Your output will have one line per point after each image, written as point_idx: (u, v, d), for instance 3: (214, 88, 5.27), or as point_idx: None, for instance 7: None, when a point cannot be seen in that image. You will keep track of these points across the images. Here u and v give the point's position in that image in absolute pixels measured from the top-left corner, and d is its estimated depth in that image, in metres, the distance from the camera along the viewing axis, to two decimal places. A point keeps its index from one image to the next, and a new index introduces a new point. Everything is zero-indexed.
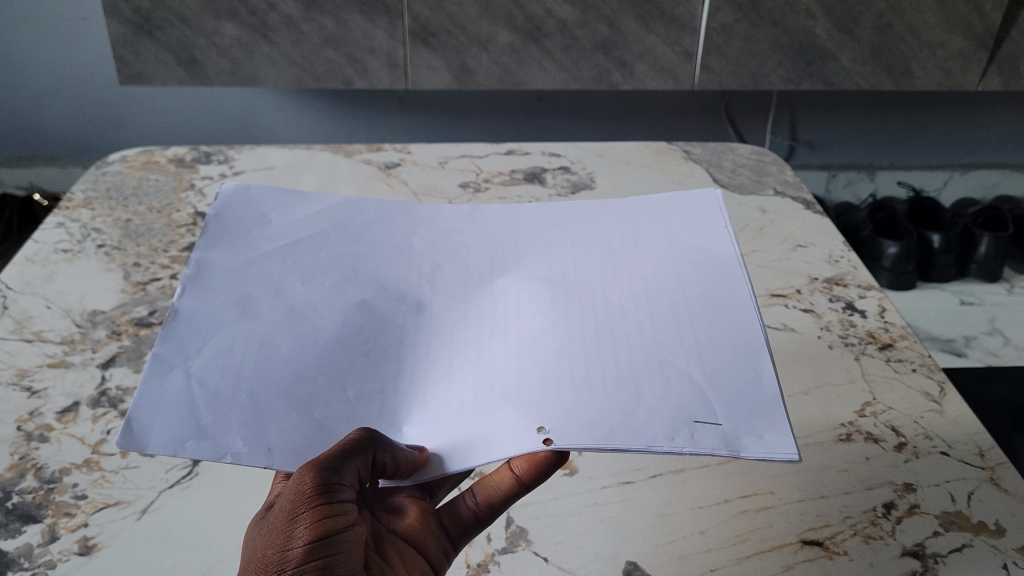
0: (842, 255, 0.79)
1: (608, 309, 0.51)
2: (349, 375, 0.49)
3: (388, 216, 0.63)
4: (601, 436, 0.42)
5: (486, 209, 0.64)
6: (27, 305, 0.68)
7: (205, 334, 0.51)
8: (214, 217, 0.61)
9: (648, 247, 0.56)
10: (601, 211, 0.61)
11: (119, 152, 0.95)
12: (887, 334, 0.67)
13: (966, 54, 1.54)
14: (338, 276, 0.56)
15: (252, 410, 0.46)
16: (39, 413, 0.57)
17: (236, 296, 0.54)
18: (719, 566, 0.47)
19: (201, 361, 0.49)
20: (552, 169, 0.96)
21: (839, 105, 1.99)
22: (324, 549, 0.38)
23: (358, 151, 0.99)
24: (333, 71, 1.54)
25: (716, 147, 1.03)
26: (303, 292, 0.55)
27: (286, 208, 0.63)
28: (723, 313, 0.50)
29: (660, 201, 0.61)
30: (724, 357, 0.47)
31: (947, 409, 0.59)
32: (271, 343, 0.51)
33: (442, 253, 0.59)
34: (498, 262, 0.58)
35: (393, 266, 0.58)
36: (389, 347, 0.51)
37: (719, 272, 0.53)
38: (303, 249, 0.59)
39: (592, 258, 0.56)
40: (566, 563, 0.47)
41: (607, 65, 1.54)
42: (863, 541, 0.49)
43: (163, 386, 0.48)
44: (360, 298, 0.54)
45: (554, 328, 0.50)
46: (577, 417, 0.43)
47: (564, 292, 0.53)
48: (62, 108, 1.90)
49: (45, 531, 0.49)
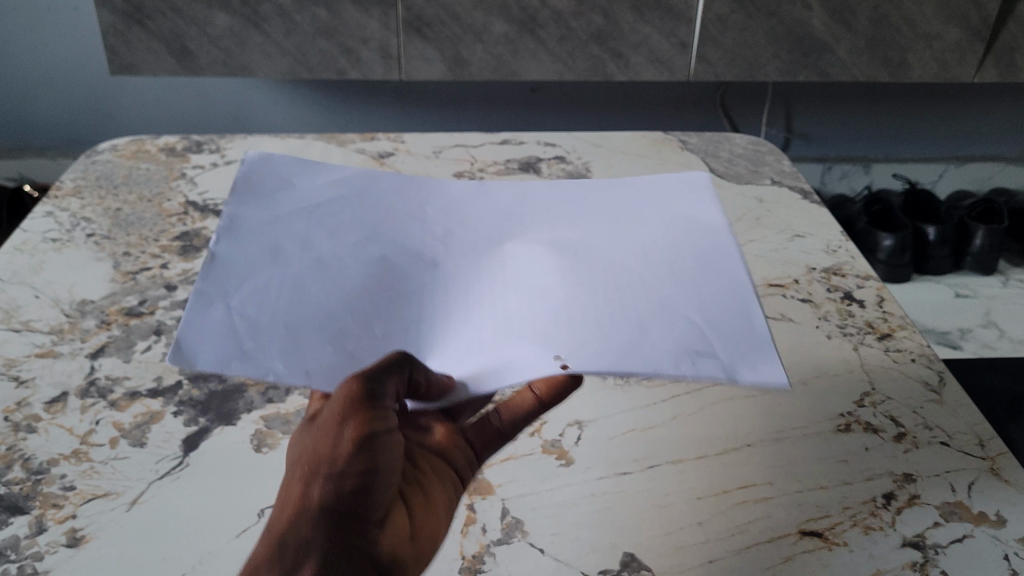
0: (841, 244, 0.79)
1: (618, 267, 0.52)
2: (375, 312, 0.49)
3: (401, 184, 0.63)
4: (612, 359, 0.43)
5: (495, 182, 0.65)
6: (15, 295, 0.67)
7: (241, 279, 0.53)
8: (243, 176, 0.62)
9: (653, 219, 0.58)
10: (607, 186, 0.63)
11: (110, 141, 0.94)
12: (885, 324, 0.66)
13: (963, 45, 1.54)
14: (360, 233, 0.57)
15: (288, 339, 0.48)
16: (27, 404, 0.56)
17: (268, 246, 0.56)
18: (717, 557, 0.47)
19: (241, 299, 0.51)
20: (548, 158, 0.95)
21: (834, 97, 1.98)
22: (368, 452, 0.40)
23: (351, 140, 0.98)
24: (327, 61, 1.52)
25: (713, 136, 1.02)
26: (329, 244, 0.56)
27: (306, 174, 0.64)
28: (725, 277, 0.52)
29: (654, 180, 0.62)
30: (731, 310, 0.48)
31: (946, 399, 0.58)
32: (301, 285, 0.52)
33: (453, 215, 0.59)
34: (508, 222, 0.58)
35: (409, 224, 0.58)
36: (415, 288, 0.51)
37: (714, 240, 0.55)
38: (325, 212, 0.59)
39: (598, 223, 0.58)
40: (562, 555, 0.47)
41: (602, 55, 1.53)
42: (862, 532, 0.48)
43: (205, 315, 0.50)
44: (381, 253, 0.54)
45: (564, 275, 0.51)
46: (587, 346, 0.44)
47: (576, 250, 0.54)
48: (55, 99, 1.88)
49: (32, 523, 0.48)
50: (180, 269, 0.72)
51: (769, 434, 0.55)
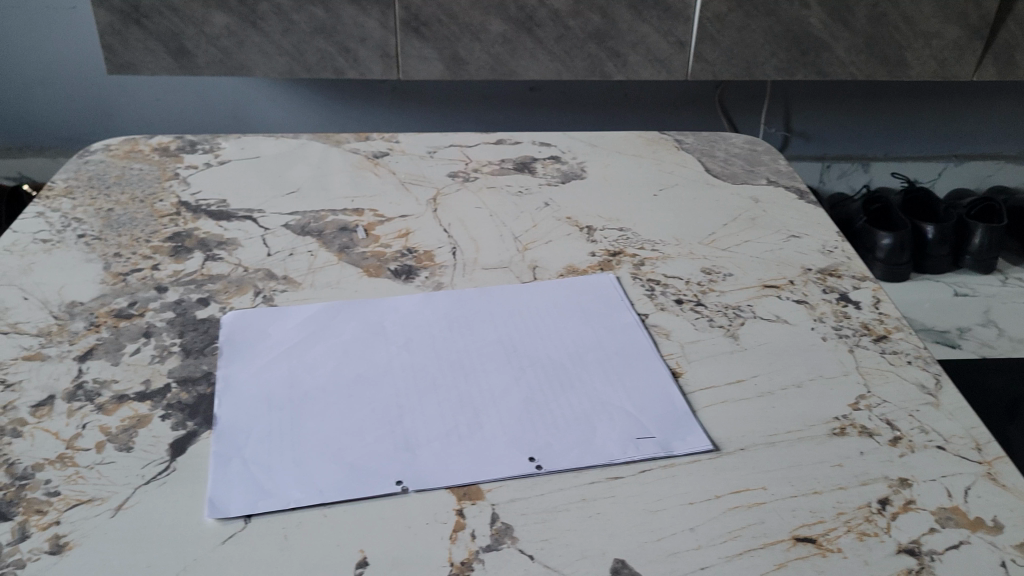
0: (837, 245, 0.78)
1: (603, 413, 0.57)
2: (366, 427, 0.55)
3: (382, 313, 0.67)
4: (574, 459, 0.53)
5: (472, 303, 0.69)
6: (4, 296, 0.67)
7: (246, 425, 0.55)
8: (228, 324, 0.65)
9: (630, 353, 0.63)
10: (532, 295, 0.70)
11: (102, 141, 0.93)
12: (882, 326, 0.66)
13: (961, 44, 1.53)
14: (330, 356, 0.62)
15: (308, 484, 0.50)
16: (13, 408, 0.55)
17: (263, 392, 0.58)
18: (710, 564, 0.46)
19: (253, 449, 0.53)
20: (543, 158, 0.94)
21: (832, 96, 1.97)
22: None
23: (345, 140, 0.97)
24: (324, 60, 1.52)
25: (709, 136, 1.01)
26: (323, 386, 0.59)
27: (290, 309, 0.67)
28: (647, 366, 0.61)
29: (622, 314, 0.67)
30: (658, 402, 0.57)
31: (943, 402, 0.58)
32: (307, 436, 0.54)
33: (410, 325, 0.65)
34: (459, 330, 0.65)
35: (373, 338, 0.64)
36: (395, 407, 0.57)
37: (633, 339, 0.64)
38: (292, 338, 0.64)
39: (532, 330, 0.65)
40: (553, 561, 0.46)
41: (600, 54, 1.53)
42: (856, 538, 0.47)
43: (222, 469, 0.51)
44: (354, 372, 0.60)
45: (512, 387, 0.59)
46: (553, 448, 0.53)
47: (558, 396, 0.58)
48: (52, 98, 1.87)
49: (15, 529, 0.47)
50: (171, 271, 0.71)
51: (763, 438, 0.54)
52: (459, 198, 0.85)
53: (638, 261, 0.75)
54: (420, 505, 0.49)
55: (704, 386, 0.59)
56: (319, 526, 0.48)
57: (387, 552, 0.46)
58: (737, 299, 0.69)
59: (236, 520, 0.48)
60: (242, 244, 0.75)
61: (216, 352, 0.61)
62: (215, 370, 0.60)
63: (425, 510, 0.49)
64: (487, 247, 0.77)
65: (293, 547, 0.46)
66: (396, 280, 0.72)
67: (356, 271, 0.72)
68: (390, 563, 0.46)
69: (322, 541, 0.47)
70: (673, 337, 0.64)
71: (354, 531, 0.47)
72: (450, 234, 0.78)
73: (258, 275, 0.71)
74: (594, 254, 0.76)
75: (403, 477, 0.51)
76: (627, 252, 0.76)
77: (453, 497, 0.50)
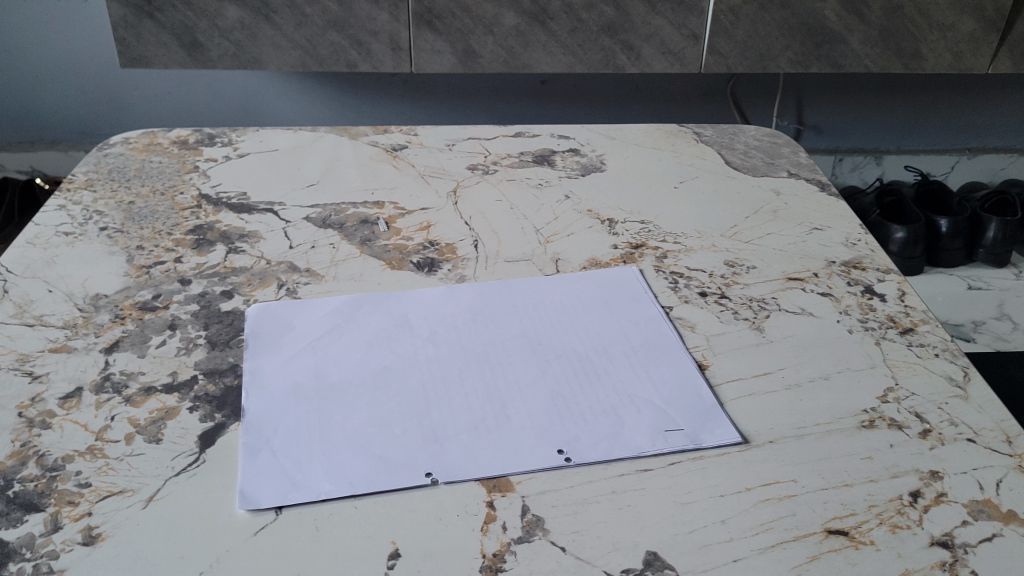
0: (860, 237, 0.78)
1: (629, 405, 0.57)
2: (393, 419, 0.55)
3: (401, 304, 0.67)
4: (604, 452, 0.52)
5: (494, 294, 0.69)
6: (28, 289, 0.67)
7: (274, 418, 0.55)
8: (252, 318, 0.64)
9: (655, 345, 0.63)
10: (554, 287, 0.70)
11: (121, 134, 0.93)
12: (907, 318, 0.66)
13: (977, 36, 1.53)
14: (356, 348, 0.62)
15: (337, 476, 0.50)
16: (41, 399, 0.55)
17: (288, 384, 0.58)
18: (742, 556, 0.46)
19: (282, 441, 0.53)
20: (562, 151, 0.94)
21: (846, 89, 1.97)
22: None
23: (364, 133, 0.97)
24: (337, 53, 1.51)
25: (728, 128, 1.01)
26: (347, 378, 0.59)
27: (312, 303, 0.67)
28: (673, 358, 0.61)
29: (644, 306, 0.67)
30: (686, 395, 0.57)
31: (971, 394, 0.57)
32: (332, 427, 0.54)
33: (435, 318, 0.65)
34: (483, 322, 0.65)
35: (398, 330, 0.64)
36: (423, 399, 0.57)
37: (658, 331, 0.64)
38: (317, 330, 0.64)
39: (556, 323, 0.65)
40: (585, 553, 0.46)
41: (613, 47, 1.52)
42: (889, 531, 0.47)
43: (253, 462, 0.51)
44: (381, 364, 0.60)
45: (539, 380, 0.59)
46: (581, 441, 0.53)
47: (583, 388, 0.58)
48: (65, 92, 1.88)
49: (47, 521, 0.47)
50: (194, 263, 0.71)
51: (792, 431, 0.54)
52: (478, 190, 0.85)
53: (660, 253, 0.75)
54: (450, 497, 0.49)
55: (730, 378, 0.59)
56: (351, 518, 0.48)
57: (418, 544, 0.46)
58: (761, 292, 0.69)
59: (268, 512, 0.48)
60: (263, 237, 0.75)
61: (241, 344, 0.62)
62: (241, 362, 0.60)
63: (456, 502, 0.49)
64: (508, 239, 0.77)
65: (325, 538, 0.46)
66: (419, 272, 0.71)
67: (378, 264, 0.72)
68: (421, 554, 0.46)
69: (353, 532, 0.47)
70: (698, 330, 0.64)
71: (386, 523, 0.47)
72: (470, 227, 0.78)
73: (281, 268, 0.71)
74: (616, 246, 0.76)
75: (432, 469, 0.51)
76: (649, 244, 0.76)
77: (483, 489, 0.50)
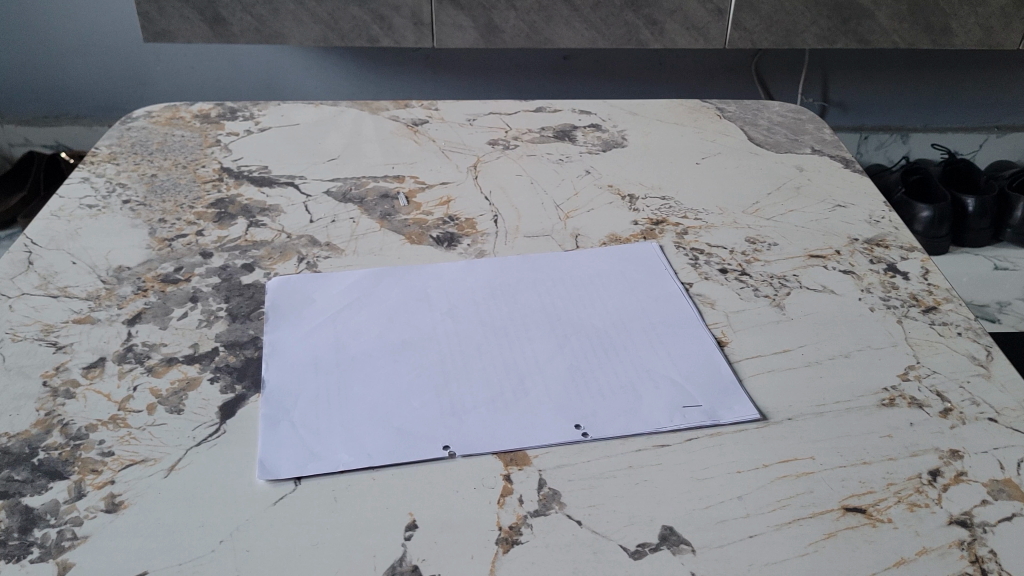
0: (884, 215, 0.77)
1: (645, 382, 0.57)
2: (412, 392, 0.55)
3: (419, 280, 0.67)
4: (621, 428, 0.52)
5: (512, 269, 0.68)
6: (52, 260, 0.67)
7: (295, 392, 0.55)
8: (271, 295, 0.64)
9: (672, 324, 0.62)
10: (574, 263, 0.70)
11: (144, 108, 0.93)
12: (930, 297, 0.65)
13: (1009, 11, 1.49)
14: (376, 322, 0.62)
15: (351, 446, 0.51)
16: (65, 369, 0.56)
17: (307, 359, 0.58)
18: (757, 533, 0.46)
19: (302, 413, 0.53)
20: (583, 126, 0.93)
21: (874, 65, 1.94)
22: None
23: (385, 108, 0.97)
24: (359, 28, 1.51)
25: (751, 104, 1.00)
26: (365, 351, 0.59)
27: (329, 281, 0.66)
28: (692, 334, 0.61)
29: (662, 283, 0.67)
30: (705, 371, 0.57)
31: (994, 373, 0.57)
32: (351, 400, 0.55)
33: (454, 293, 0.65)
34: (501, 298, 0.65)
35: (417, 304, 0.64)
36: (442, 373, 0.57)
37: (677, 308, 0.64)
38: (337, 304, 0.64)
39: (575, 299, 0.65)
40: (601, 526, 0.46)
41: (636, 22, 1.51)
42: (907, 509, 0.47)
43: (273, 435, 0.51)
44: (400, 338, 0.60)
45: (557, 355, 0.59)
46: (599, 417, 0.53)
47: (597, 364, 0.58)
48: (91, 66, 1.88)
49: (72, 488, 0.48)
50: (216, 236, 0.71)
51: (811, 408, 0.54)
52: (498, 166, 0.85)
53: (681, 230, 0.74)
54: (468, 470, 0.50)
55: (751, 356, 0.59)
56: (370, 489, 0.48)
57: (436, 515, 0.46)
58: (782, 269, 0.68)
59: (287, 482, 0.49)
60: (284, 211, 0.76)
61: (261, 317, 0.62)
62: (262, 335, 0.60)
63: (474, 476, 0.49)
64: (528, 215, 0.76)
65: (344, 510, 0.47)
66: (439, 247, 0.72)
67: (398, 239, 0.72)
68: (440, 526, 0.46)
69: (373, 503, 0.47)
70: (718, 307, 0.64)
71: (404, 495, 0.48)
72: (491, 202, 0.78)
73: (301, 241, 0.72)
74: (636, 223, 0.75)
75: (449, 442, 0.51)
76: (669, 220, 0.76)
77: (500, 463, 0.50)
